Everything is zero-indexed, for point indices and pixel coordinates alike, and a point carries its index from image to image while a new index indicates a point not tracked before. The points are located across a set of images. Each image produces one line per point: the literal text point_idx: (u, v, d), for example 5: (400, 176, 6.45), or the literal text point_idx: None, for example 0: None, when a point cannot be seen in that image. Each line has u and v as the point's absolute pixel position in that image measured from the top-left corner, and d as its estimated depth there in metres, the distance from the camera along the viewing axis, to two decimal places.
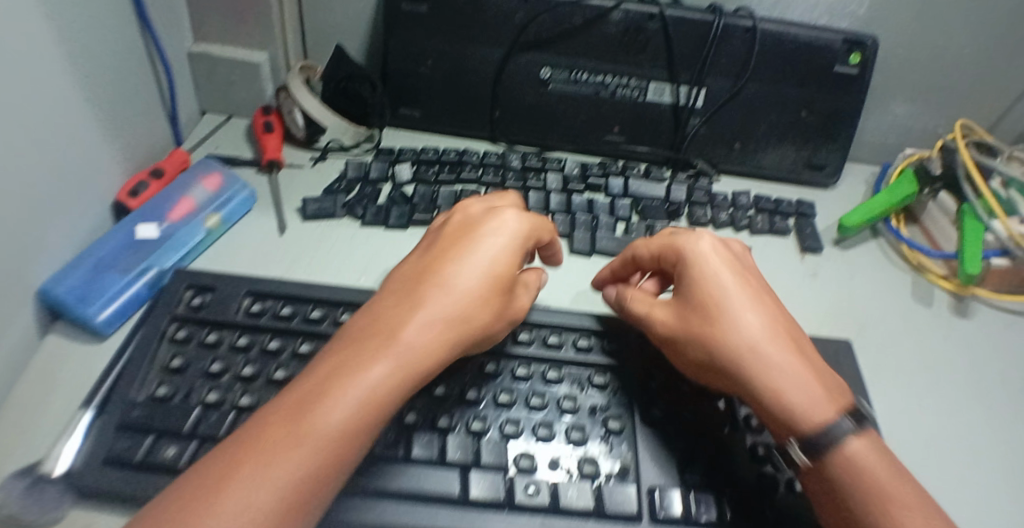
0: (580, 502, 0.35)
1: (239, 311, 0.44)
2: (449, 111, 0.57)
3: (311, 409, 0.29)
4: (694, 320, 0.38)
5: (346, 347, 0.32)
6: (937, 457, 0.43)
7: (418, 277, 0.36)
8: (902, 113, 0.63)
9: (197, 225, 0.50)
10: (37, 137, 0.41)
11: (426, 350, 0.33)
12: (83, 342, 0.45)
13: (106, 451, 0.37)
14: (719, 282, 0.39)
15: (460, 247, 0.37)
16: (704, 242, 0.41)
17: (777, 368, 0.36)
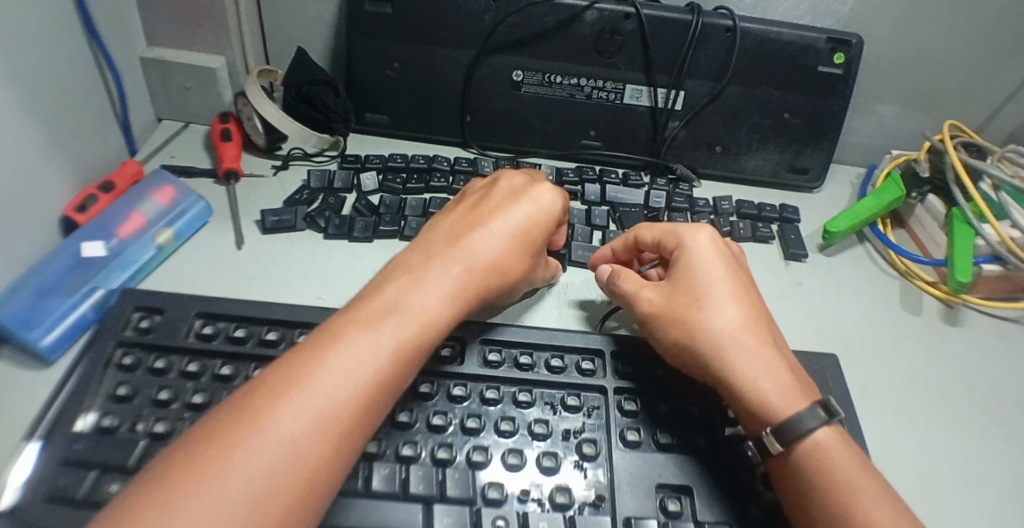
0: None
1: (189, 334, 0.41)
2: (417, 116, 0.55)
3: (323, 369, 0.29)
4: (680, 304, 0.38)
5: (352, 312, 0.32)
6: (932, 473, 0.41)
7: (427, 251, 0.37)
8: (887, 113, 0.61)
9: (147, 242, 0.47)
10: None
11: (429, 324, 0.33)
12: (28, 368, 0.42)
13: (43, 489, 0.34)
14: (709, 269, 0.39)
15: (464, 233, 0.38)
16: (702, 233, 0.41)
17: (759, 354, 0.35)
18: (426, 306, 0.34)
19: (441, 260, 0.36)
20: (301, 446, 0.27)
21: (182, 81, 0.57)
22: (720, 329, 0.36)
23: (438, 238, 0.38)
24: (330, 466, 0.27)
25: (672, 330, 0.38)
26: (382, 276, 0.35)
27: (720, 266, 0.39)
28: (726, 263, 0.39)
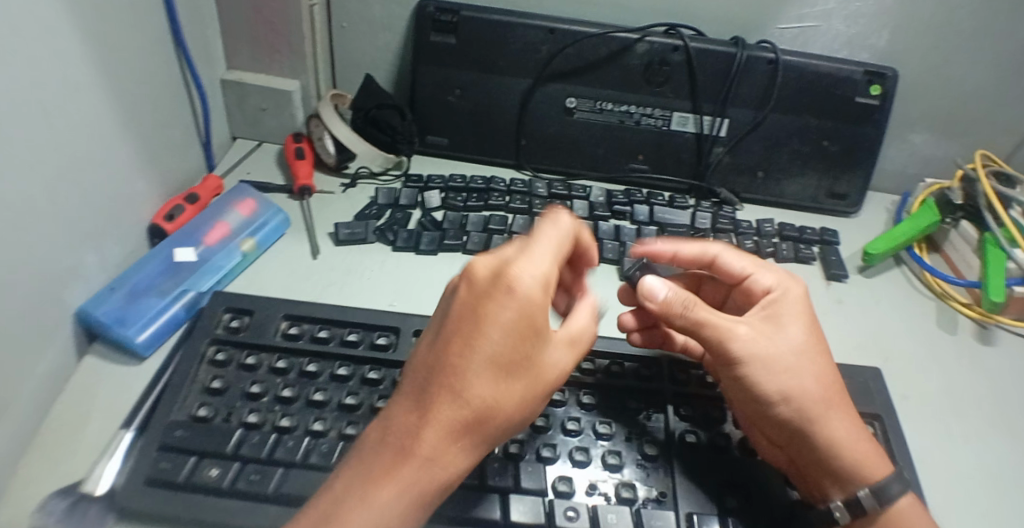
0: (620, 526, 0.35)
1: (276, 334, 0.46)
2: (474, 138, 0.59)
3: (404, 464, 0.28)
4: (786, 360, 0.37)
5: (433, 402, 0.29)
6: (971, 483, 0.43)
7: (463, 324, 0.28)
8: (921, 143, 0.64)
9: (234, 249, 0.51)
10: (75, 160, 0.42)
11: (472, 425, 0.29)
12: (122, 364, 0.46)
13: (146, 471, 0.38)
14: (803, 324, 0.38)
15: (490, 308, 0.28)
16: (796, 284, 0.40)
17: (847, 417, 0.37)
18: (522, 401, 0.30)
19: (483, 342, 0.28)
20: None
21: (260, 103, 0.61)
22: (819, 385, 0.37)
23: (530, 316, 0.28)
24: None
25: (780, 384, 0.36)
26: (463, 353, 0.28)
27: (810, 318, 0.39)
28: (812, 317, 0.39)
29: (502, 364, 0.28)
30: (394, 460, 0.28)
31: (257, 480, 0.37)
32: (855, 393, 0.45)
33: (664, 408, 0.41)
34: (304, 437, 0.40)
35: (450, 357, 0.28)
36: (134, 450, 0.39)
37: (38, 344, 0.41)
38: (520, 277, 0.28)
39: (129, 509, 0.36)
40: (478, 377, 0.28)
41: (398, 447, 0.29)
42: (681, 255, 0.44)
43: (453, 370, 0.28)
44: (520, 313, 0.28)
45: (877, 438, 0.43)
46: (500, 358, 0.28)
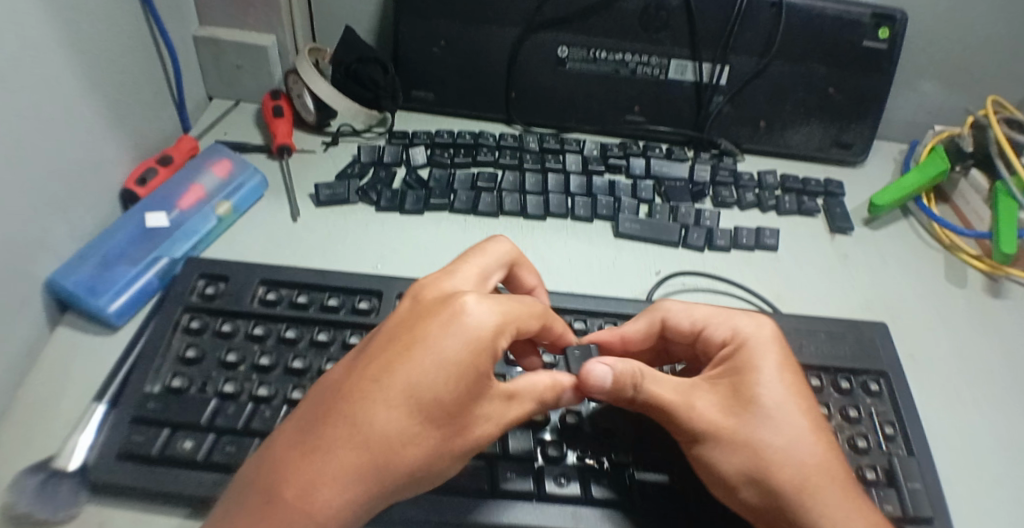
0: (609, 490, 0.36)
1: (253, 300, 0.44)
2: (462, 92, 0.56)
3: (296, 510, 0.25)
4: (753, 427, 0.32)
5: (340, 430, 0.26)
6: (974, 441, 0.42)
7: (394, 352, 0.27)
8: (931, 91, 0.61)
9: (208, 213, 0.49)
10: (40, 129, 0.40)
11: (383, 463, 0.26)
12: (93, 334, 0.44)
13: (119, 445, 0.37)
14: (775, 380, 0.34)
15: (424, 342, 0.27)
16: (765, 330, 0.36)
17: (834, 489, 0.31)
18: (440, 451, 0.28)
19: (413, 370, 0.26)
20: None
21: (235, 59, 0.58)
22: (797, 459, 0.32)
23: (464, 362, 0.27)
24: None
25: (744, 463, 0.32)
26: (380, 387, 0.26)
27: (785, 370, 0.35)
28: (791, 368, 0.35)
29: (431, 406, 0.26)
30: (286, 501, 0.25)
31: (233, 452, 0.36)
32: (860, 349, 0.43)
33: (636, 436, 0.38)
34: (283, 406, 0.38)
35: (368, 384, 0.27)
36: (107, 423, 0.38)
37: (9, 319, 0.39)
38: (463, 314, 0.28)
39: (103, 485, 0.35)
40: (400, 414, 0.26)
41: (291, 484, 0.25)
42: (627, 336, 0.39)
43: (371, 398, 0.26)
44: (463, 347, 0.27)
45: (883, 395, 0.41)
46: (431, 397, 0.26)
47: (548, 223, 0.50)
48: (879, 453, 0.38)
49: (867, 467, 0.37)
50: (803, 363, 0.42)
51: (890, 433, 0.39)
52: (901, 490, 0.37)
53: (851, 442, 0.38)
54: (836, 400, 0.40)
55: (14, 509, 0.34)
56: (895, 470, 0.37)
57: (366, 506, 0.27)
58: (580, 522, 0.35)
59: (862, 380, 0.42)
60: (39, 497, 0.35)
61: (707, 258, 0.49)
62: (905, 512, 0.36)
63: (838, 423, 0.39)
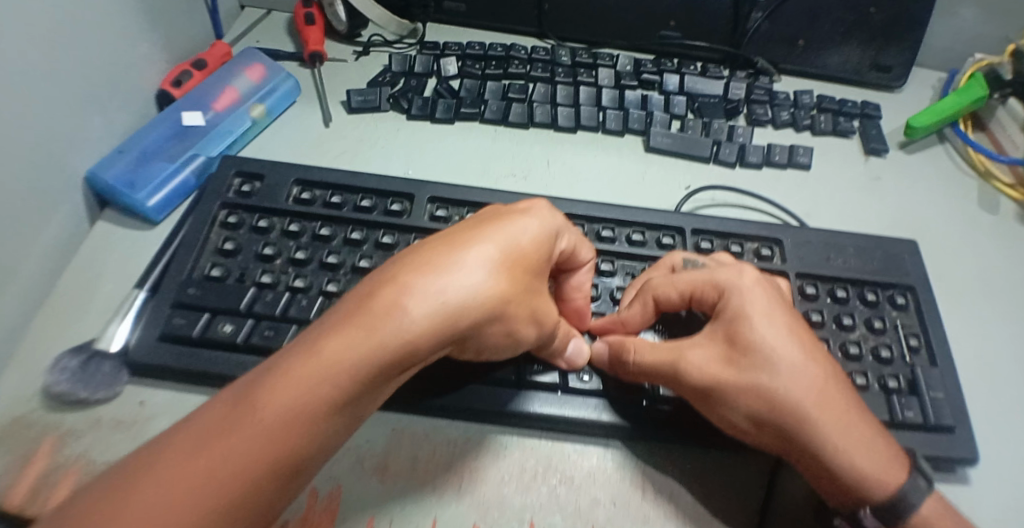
0: (632, 385, 0.37)
1: (288, 199, 0.45)
2: (494, 4, 0.55)
3: (375, 320, 0.25)
4: (754, 376, 0.32)
5: (432, 256, 0.27)
6: (986, 358, 0.42)
7: (482, 219, 0.31)
8: (981, 13, 0.58)
9: (243, 115, 0.49)
10: (71, 23, 0.40)
11: (468, 293, 0.27)
12: (133, 229, 0.46)
13: (161, 327, 0.39)
14: (768, 323, 0.33)
15: (505, 216, 0.31)
16: (746, 275, 0.35)
17: (842, 425, 0.31)
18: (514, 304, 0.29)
19: (499, 227, 0.30)
20: (308, 410, 0.24)
21: None
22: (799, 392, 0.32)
23: (543, 238, 0.31)
24: (336, 403, 0.25)
25: (752, 402, 0.32)
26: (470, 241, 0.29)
27: (777, 309, 0.34)
28: (784, 308, 0.35)
29: (513, 256, 0.29)
30: (364, 308, 0.26)
31: (272, 335, 0.38)
32: (888, 263, 0.43)
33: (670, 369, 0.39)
34: (317, 298, 0.40)
35: (460, 235, 0.29)
36: (145, 311, 0.40)
37: (47, 209, 0.41)
38: (542, 207, 0.33)
39: (145, 363, 0.37)
40: (488, 252, 0.28)
41: (374, 298, 0.26)
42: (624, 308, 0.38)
43: (462, 243, 0.28)
44: (540, 223, 0.31)
45: (909, 309, 0.41)
46: (515, 248, 0.29)
47: (578, 136, 0.50)
48: (901, 364, 0.39)
49: (889, 376, 0.38)
50: (830, 275, 0.42)
51: (915, 346, 0.40)
52: (923, 396, 0.37)
53: (875, 352, 0.39)
54: (861, 311, 0.41)
55: (63, 383, 0.37)
56: (918, 380, 0.38)
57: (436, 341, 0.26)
58: (603, 413, 0.36)
59: (889, 294, 0.42)
60: (79, 378, 0.37)
61: (738, 175, 0.49)
62: (925, 419, 0.36)
63: (862, 332, 0.40)
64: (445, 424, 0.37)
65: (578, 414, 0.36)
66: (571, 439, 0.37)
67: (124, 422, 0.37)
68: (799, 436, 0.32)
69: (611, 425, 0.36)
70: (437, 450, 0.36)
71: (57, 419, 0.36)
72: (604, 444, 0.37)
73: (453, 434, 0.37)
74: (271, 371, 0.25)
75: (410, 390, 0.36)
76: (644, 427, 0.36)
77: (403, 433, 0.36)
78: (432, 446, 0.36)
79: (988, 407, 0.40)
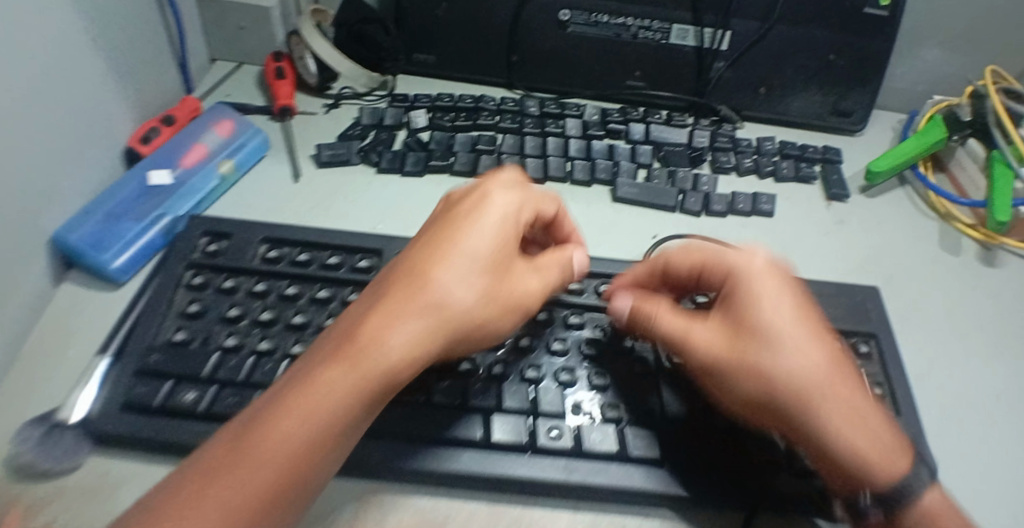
0: (602, 443, 0.35)
1: (255, 258, 0.44)
2: (463, 56, 0.55)
3: (359, 353, 0.29)
4: (750, 344, 0.34)
5: (399, 289, 0.31)
6: (956, 402, 0.43)
7: (438, 233, 0.33)
8: (934, 58, 0.60)
9: (211, 172, 0.49)
10: (43, 87, 0.40)
11: (443, 308, 0.31)
12: (99, 289, 0.45)
13: (124, 397, 0.38)
14: (775, 306, 0.34)
15: (458, 225, 0.34)
16: (758, 260, 0.36)
17: (841, 405, 0.32)
18: (488, 312, 0.33)
19: (454, 240, 0.33)
20: (309, 438, 0.27)
21: (238, 21, 0.58)
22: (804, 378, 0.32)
23: (504, 226, 0.34)
24: (339, 427, 0.28)
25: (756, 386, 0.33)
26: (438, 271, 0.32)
27: (787, 296, 0.35)
28: (786, 281, 0.36)
29: (476, 269, 0.32)
30: (351, 341, 0.29)
31: (235, 403, 0.37)
32: (851, 312, 0.44)
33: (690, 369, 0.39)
34: (283, 360, 0.39)
35: (425, 260, 0.32)
36: (111, 374, 0.39)
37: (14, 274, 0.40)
38: (497, 189, 0.36)
39: (105, 433, 0.37)
40: (451, 274, 0.31)
41: (358, 331, 0.30)
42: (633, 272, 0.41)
43: (424, 270, 0.32)
44: (498, 224, 0.34)
45: (873, 357, 0.42)
46: (477, 260, 0.32)
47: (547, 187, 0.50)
48: None
49: None
50: None
51: (878, 394, 0.40)
52: None
53: None
54: None
55: (26, 454, 0.36)
56: None
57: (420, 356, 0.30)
58: (573, 473, 0.35)
59: (852, 342, 0.42)
60: (44, 447, 0.36)
61: (706, 223, 0.49)
62: None
63: None
64: (409, 491, 0.36)
65: (546, 475, 0.35)
66: (541, 501, 0.36)
67: (83, 496, 0.36)
68: (803, 419, 0.33)
69: (581, 486, 0.35)
70: (401, 519, 0.34)
71: (13, 497, 0.35)
72: (576, 506, 0.36)
73: (418, 501, 0.35)
74: (268, 408, 0.28)
75: (370, 457, 0.35)
76: (617, 487, 0.34)
77: (365, 503, 0.35)
78: (395, 517, 0.34)
79: (964, 455, 0.40)
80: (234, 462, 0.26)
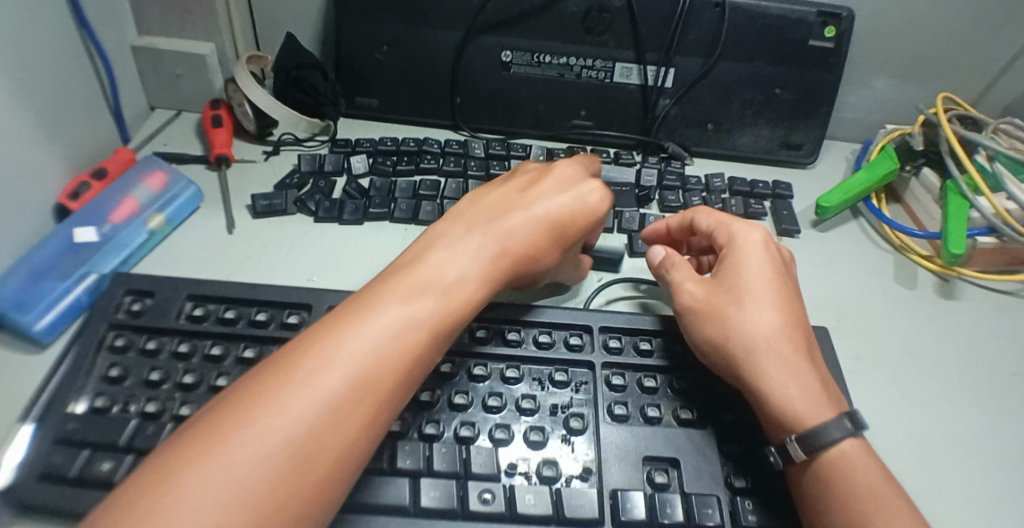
0: (536, 507, 0.32)
1: (180, 317, 0.42)
2: (406, 99, 0.55)
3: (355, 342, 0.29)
4: (727, 329, 0.36)
5: (403, 288, 0.32)
6: (921, 443, 0.40)
7: (474, 222, 0.37)
8: (882, 87, 0.60)
9: (139, 226, 0.47)
10: None
11: (454, 298, 0.33)
12: (21, 351, 0.43)
13: (40, 466, 0.35)
14: (766, 310, 0.36)
15: (497, 211, 0.38)
16: (754, 236, 0.40)
17: (810, 403, 0.33)
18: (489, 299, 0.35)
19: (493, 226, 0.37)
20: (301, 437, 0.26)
21: (174, 68, 0.57)
22: (794, 381, 0.34)
23: (573, 211, 0.39)
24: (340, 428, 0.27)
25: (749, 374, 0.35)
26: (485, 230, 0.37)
27: (778, 305, 0.37)
28: (773, 266, 0.39)
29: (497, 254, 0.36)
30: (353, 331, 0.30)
31: None
32: None
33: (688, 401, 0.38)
34: None
35: (443, 254, 0.35)
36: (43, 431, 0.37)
37: None
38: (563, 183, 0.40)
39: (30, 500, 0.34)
40: (471, 260, 0.35)
41: (362, 320, 0.30)
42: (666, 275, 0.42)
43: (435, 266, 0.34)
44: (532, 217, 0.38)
45: None
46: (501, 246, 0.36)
47: None
48: None
49: None
50: None
51: None
52: None
53: None
54: None
55: None
56: None
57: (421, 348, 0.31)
58: None
59: None
60: None
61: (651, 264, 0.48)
62: None
63: None
64: None
65: None
66: None
67: None
68: (770, 404, 0.34)
69: None
70: None
71: None
72: None
73: None
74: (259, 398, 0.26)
75: None
76: None
77: None
78: None
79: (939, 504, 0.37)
80: (215, 444, 0.24)
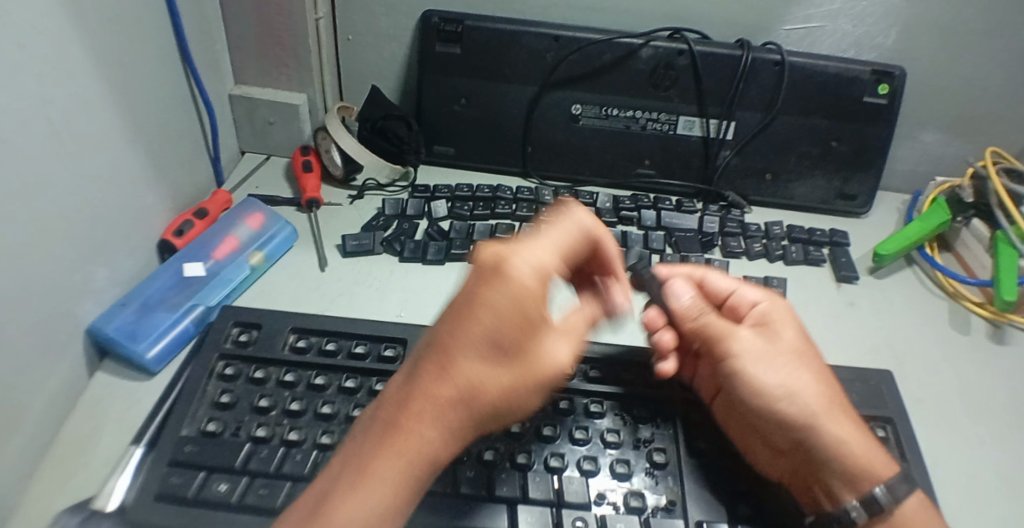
0: None
1: (285, 348, 0.46)
2: (481, 148, 0.59)
3: (399, 442, 0.28)
4: (787, 401, 0.36)
5: (430, 380, 0.29)
6: (992, 487, 0.41)
7: (477, 296, 0.28)
8: (931, 141, 0.63)
9: (242, 263, 0.52)
10: (86, 183, 0.42)
11: (486, 387, 0.28)
12: (131, 379, 0.46)
13: (158, 486, 0.37)
14: (799, 378, 0.37)
15: (500, 285, 0.28)
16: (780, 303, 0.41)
17: (868, 459, 0.35)
18: (514, 383, 0.29)
19: (504, 303, 0.28)
20: None
21: (268, 116, 0.62)
22: (838, 442, 0.35)
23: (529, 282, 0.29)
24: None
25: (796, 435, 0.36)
26: (495, 346, 0.28)
27: (809, 371, 0.38)
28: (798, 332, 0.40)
29: (500, 342, 0.28)
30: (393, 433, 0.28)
31: (266, 494, 0.37)
32: (869, 395, 0.43)
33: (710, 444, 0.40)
34: (312, 451, 0.39)
35: (455, 332, 0.28)
36: (146, 462, 0.39)
37: (51, 362, 0.41)
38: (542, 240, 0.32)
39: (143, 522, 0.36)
40: (476, 351, 0.28)
41: (400, 414, 0.29)
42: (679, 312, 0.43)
43: (451, 349, 0.28)
44: (513, 297, 0.28)
45: (890, 441, 0.40)
46: (516, 330, 0.28)
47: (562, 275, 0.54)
48: None
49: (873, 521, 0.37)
50: None
51: None
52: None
53: None
54: None
55: None
56: None
57: (457, 436, 0.29)
58: None
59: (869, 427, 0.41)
60: None
61: None
62: None
63: None
64: None
65: None
66: None
67: None
68: (841, 469, 0.35)
69: None
70: None
71: None
72: None
73: None
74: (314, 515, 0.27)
75: None
76: None
77: None
78: None
79: None
80: None
